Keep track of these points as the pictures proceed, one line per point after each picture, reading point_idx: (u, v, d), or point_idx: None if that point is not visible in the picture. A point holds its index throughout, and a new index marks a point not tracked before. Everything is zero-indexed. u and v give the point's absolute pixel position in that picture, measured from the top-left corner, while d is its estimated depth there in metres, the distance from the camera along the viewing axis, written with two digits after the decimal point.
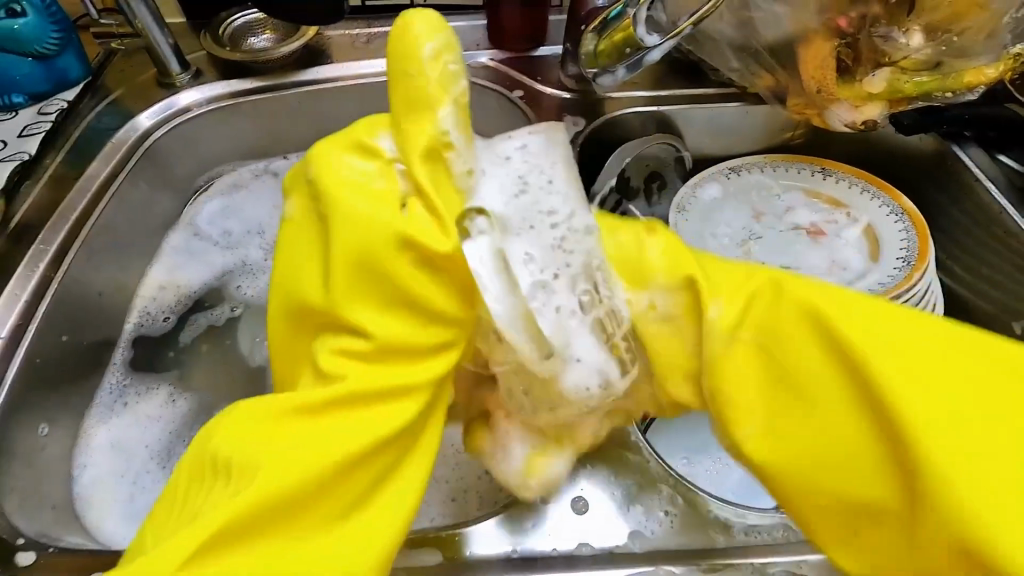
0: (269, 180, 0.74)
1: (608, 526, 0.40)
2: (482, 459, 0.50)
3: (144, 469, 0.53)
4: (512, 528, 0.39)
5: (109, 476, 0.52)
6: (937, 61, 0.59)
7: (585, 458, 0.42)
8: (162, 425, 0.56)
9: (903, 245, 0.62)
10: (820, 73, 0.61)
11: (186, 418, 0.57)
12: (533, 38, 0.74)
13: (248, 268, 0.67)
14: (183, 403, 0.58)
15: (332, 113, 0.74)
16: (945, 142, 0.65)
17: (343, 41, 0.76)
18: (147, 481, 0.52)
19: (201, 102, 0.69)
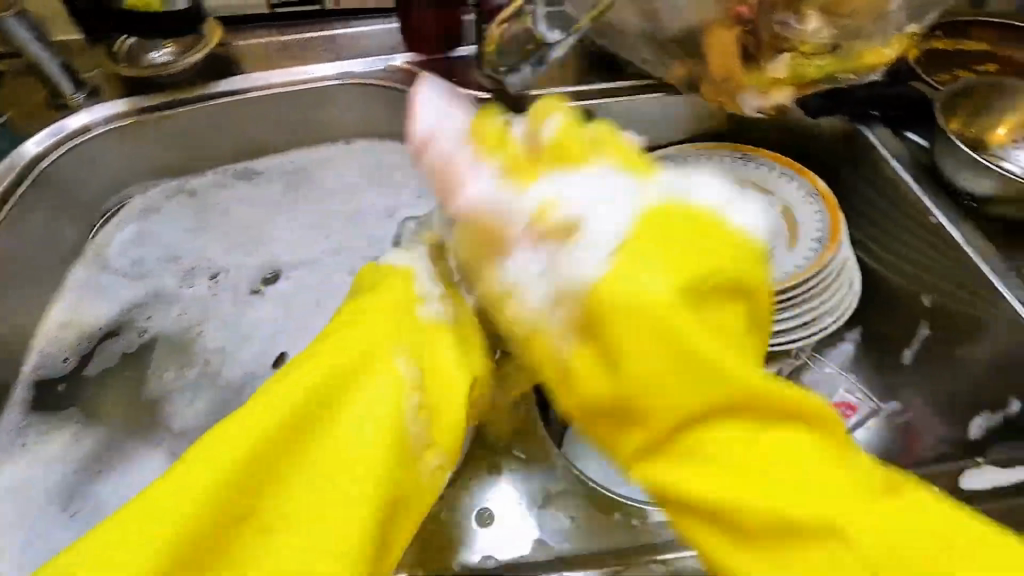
0: (184, 202, 0.71)
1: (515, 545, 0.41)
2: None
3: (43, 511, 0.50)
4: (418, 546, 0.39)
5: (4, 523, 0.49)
6: (837, 44, 0.60)
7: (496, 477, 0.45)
8: (63, 468, 0.53)
9: (819, 226, 0.62)
10: (726, 60, 0.61)
11: (89, 462, 0.53)
12: (448, 40, 0.73)
13: (158, 294, 0.64)
14: (87, 446, 0.54)
15: (247, 126, 0.72)
16: (853, 122, 0.66)
17: (252, 51, 0.74)
18: (42, 524, 0.49)
19: (102, 121, 0.66)
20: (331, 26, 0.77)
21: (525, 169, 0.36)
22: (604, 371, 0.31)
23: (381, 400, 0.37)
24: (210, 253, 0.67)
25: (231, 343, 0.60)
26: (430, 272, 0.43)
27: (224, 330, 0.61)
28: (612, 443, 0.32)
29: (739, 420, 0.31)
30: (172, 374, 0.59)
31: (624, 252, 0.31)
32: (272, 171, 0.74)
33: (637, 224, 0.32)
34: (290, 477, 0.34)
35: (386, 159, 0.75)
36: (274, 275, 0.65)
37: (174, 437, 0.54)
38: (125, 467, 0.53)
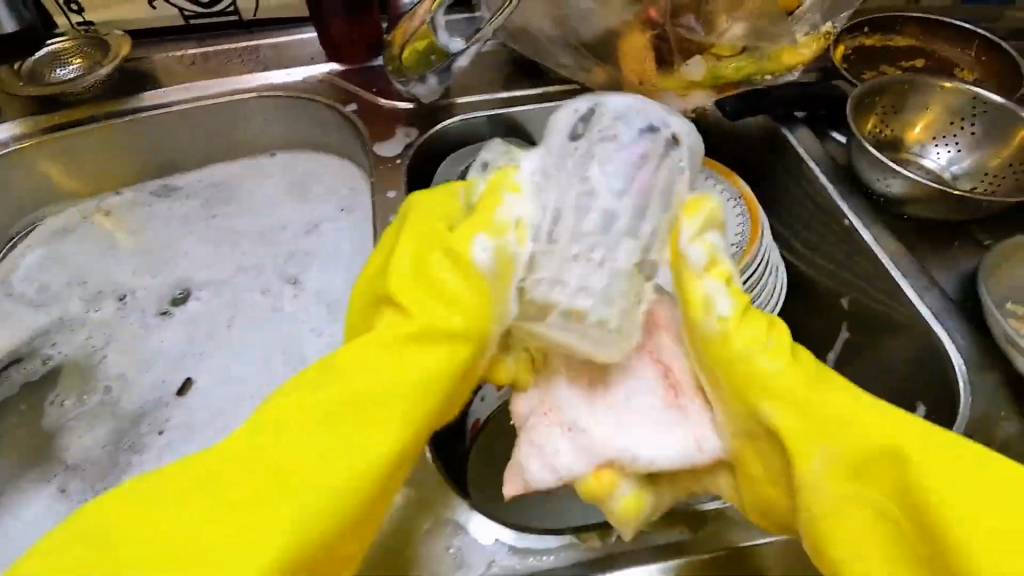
0: (97, 222, 0.69)
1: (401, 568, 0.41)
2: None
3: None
4: None
5: None
6: (746, 46, 0.60)
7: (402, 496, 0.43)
8: None
9: (740, 229, 0.62)
10: (638, 65, 0.60)
11: None
12: (367, 49, 0.71)
13: (62, 320, 0.61)
14: None
15: (164, 143, 0.70)
16: (775, 123, 0.64)
17: (167, 65, 0.72)
18: None
19: (9, 140, 0.65)
20: (250, 37, 0.75)
21: (507, 231, 0.37)
22: (807, 451, 0.34)
23: (374, 390, 0.34)
24: (114, 274, 0.65)
25: (139, 370, 0.59)
26: (529, 219, 0.37)
27: (134, 355, 0.59)
28: (811, 502, 0.33)
29: (862, 476, 0.33)
30: (71, 405, 0.57)
31: (734, 318, 0.36)
32: (190, 187, 0.72)
33: (726, 295, 0.37)
34: (263, 447, 0.32)
35: (309, 171, 0.73)
36: (184, 295, 0.64)
37: (68, 471, 0.54)
38: (15, 505, 0.52)
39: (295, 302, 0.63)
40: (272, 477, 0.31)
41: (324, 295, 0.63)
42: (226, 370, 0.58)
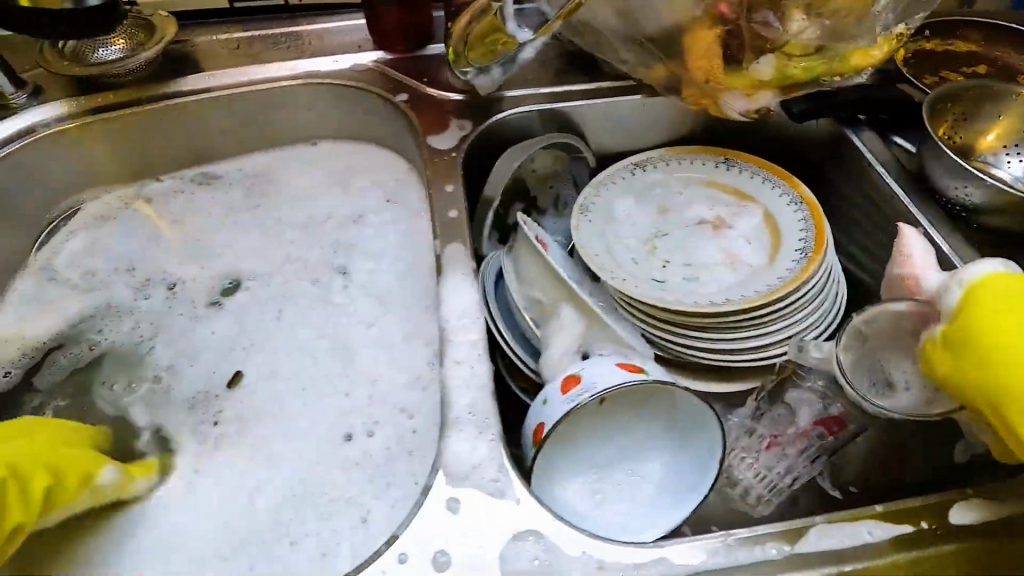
0: (137, 209, 0.67)
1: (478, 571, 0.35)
2: (360, 506, 0.46)
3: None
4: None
5: None
6: (821, 45, 0.56)
7: (481, 496, 0.37)
8: None
9: (801, 236, 0.61)
10: (707, 62, 0.58)
11: None
12: (416, 39, 0.69)
13: (107, 308, 0.60)
14: None
15: (204, 128, 0.68)
16: (840, 126, 0.64)
17: (210, 49, 0.70)
18: None
19: (47, 123, 0.62)
20: (295, 23, 0.73)
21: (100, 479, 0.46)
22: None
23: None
24: (162, 262, 0.63)
25: (195, 362, 0.57)
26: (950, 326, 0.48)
27: (181, 346, 0.58)
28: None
29: None
30: (116, 395, 0.55)
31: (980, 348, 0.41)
32: (231, 175, 0.70)
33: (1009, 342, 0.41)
34: None
35: (355, 162, 0.71)
36: (234, 284, 0.62)
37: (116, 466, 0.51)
38: None
39: (344, 293, 0.60)
40: None
41: (373, 287, 0.61)
42: (275, 364, 0.56)
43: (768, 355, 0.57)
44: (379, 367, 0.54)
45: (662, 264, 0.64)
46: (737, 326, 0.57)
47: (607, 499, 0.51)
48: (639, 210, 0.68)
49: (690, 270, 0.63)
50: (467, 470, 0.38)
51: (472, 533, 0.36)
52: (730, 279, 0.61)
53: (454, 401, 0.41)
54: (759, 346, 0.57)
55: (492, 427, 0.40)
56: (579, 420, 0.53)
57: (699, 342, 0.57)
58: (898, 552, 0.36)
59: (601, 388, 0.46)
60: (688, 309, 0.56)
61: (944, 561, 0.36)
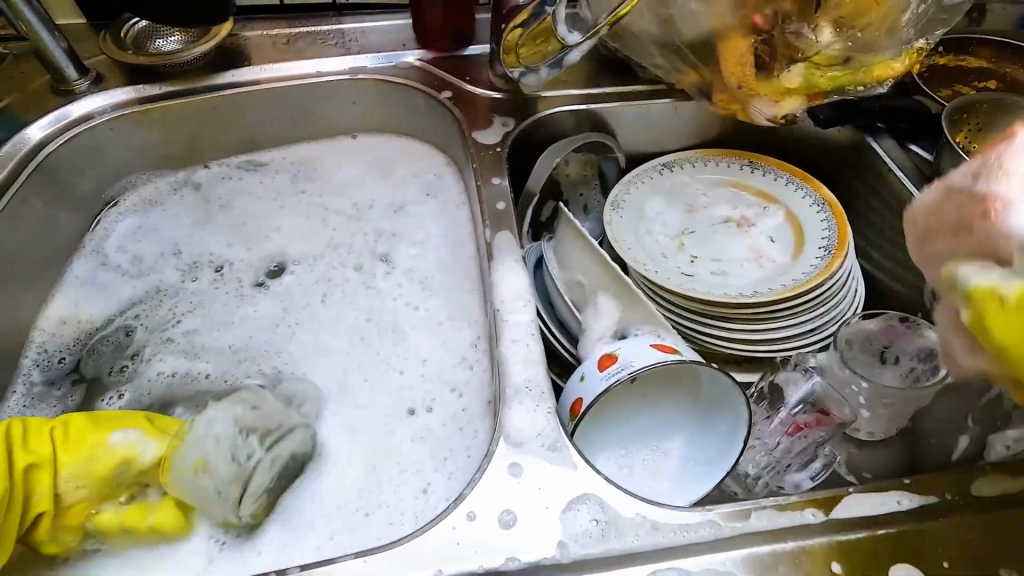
0: (185, 194, 0.69)
1: (539, 534, 0.37)
2: (424, 467, 0.49)
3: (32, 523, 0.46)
4: (446, 539, 0.37)
5: None
6: (848, 56, 0.60)
7: (543, 460, 0.40)
8: None
9: (826, 233, 0.64)
10: (740, 69, 0.61)
11: None
12: (458, 39, 0.73)
13: (157, 291, 0.61)
14: None
15: (251, 119, 0.71)
16: (860, 134, 0.67)
17: (259, 43, 0.73)
18: None
19: (106, 109, 0.64)
20: (340, 20, 0.76)
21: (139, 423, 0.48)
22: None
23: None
24: (206, 245, 0.65)
25: (249, 340, 0.59)
26: None
27: (235, 330, 0.60)
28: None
29: None
30: (171, 369, 0.57)
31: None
32: (274, 164, 0.73)
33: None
34: None
35: (395, 156, 0.74)
36: (279, 268, 0.64)
37: None
38: None
39: (388, 280, 0.63)
40: None
41: (416, 275, 0.63)
42: (323, 346, 0.58)
43: (794, 344, 0.61)
44: (425, 348, 0.57)
45: (690, 259, 0.67)
46: (765, 318, 0.60)
47: (632, 473, 0.52)
48: (668, 208, 0.71)
49: (718, 266, 0.66)
50: (526, 437, 0.41)
51: (527, 501, 0.39)
52: (756, 275, 0.65)
53: (512, 375, 0.45)
54: (784, 336, 0.60)
55: (548, 399, 0.43)
56: (611, 407, 0.54)
57: (728, 332, 0.60)
58: (926, 519, 0.39)
59: (638, 366, 0.48)
60: (720, 299, 0.59)
61: (967, 527, 0.39)
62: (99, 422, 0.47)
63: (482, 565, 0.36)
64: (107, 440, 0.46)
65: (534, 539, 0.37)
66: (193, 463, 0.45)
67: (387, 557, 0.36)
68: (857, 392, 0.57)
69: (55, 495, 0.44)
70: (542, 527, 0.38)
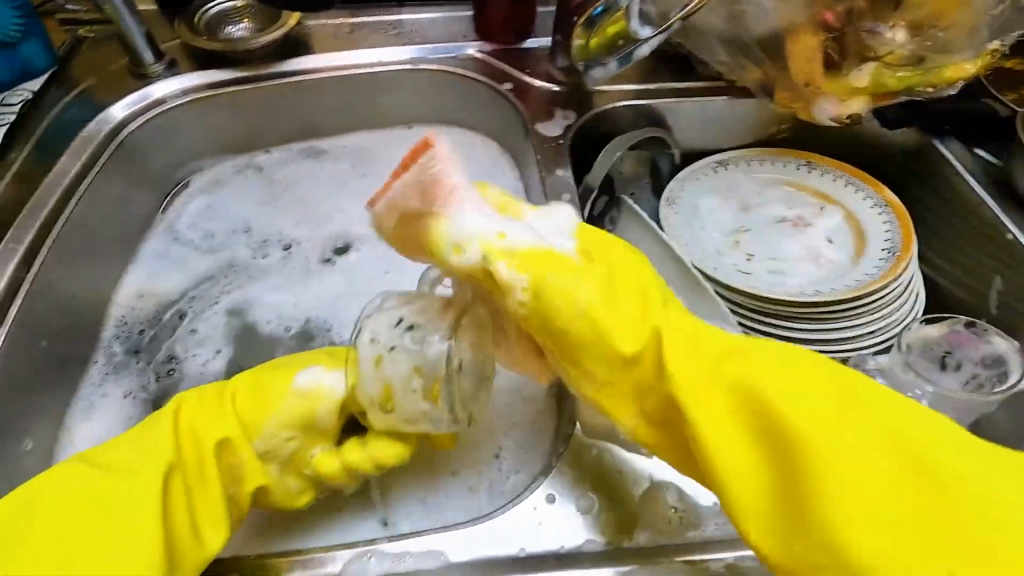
0: (249, 177, 0.71)
1: (620, 517, 0.38)
2: (494, 440, 0.49)
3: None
4: (528, 519, 0.38)
5: None
6: (921, 57, 0.59)
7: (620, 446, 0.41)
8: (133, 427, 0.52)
9: (888, 236, 0.64)
10: (808, 67, 0.61)
11: None
12: (518, 31, 0.73)
13: (230, 266, 0.64)
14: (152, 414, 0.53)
15: (314, 106, 0.72)
16: (925, 136, 0.67)
17: (323, 32, 0.74)
18: None
19: (178, 93, 0.66)
20: (401, 11, 0.77)
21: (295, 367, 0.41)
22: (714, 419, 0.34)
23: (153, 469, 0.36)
24: (277, 224, 0.67)
25: (317, 312, 0.61)
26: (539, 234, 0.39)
27: (307, 302, 0.62)
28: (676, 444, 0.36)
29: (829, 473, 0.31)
30: (240, 347, 0.59)
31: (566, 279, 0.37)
32: (333, 151, 0.74)
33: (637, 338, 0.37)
34: (111, 509, 0.34)
35: (452, 146, 0.75)
36: (345, 246, 0.66)
37: None
38: None
39: None
40: (121, 530, 0.34)
41: None
42: None
43: (857, 345, 0.60)
44: None
45: (745, 257, 0.67)
46: (827, 317, 0.59)
47: None
48: (723, 206, 0.71)
49: (773, 265, 0.66)
50: (601, 425, 0.42)
51: (605, 487, 0.39)
52: (814, 275, 0.64)
53: None
54: (845, 337, 0.60)
55: None
56: None
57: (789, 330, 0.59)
58: None
59: None
60: (782, 298, 0.59)
61: None
62: (251, 382, 0.41)
63: (565, 546, 0.37)
64: (292, 385, 0.40)
65: (615, 523, 0.38)
66: (378, 382, 0.39)
67: (474, 532, 0.37)
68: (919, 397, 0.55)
69: (258, 458, 0.39)
70: (622, 511, 0.38)
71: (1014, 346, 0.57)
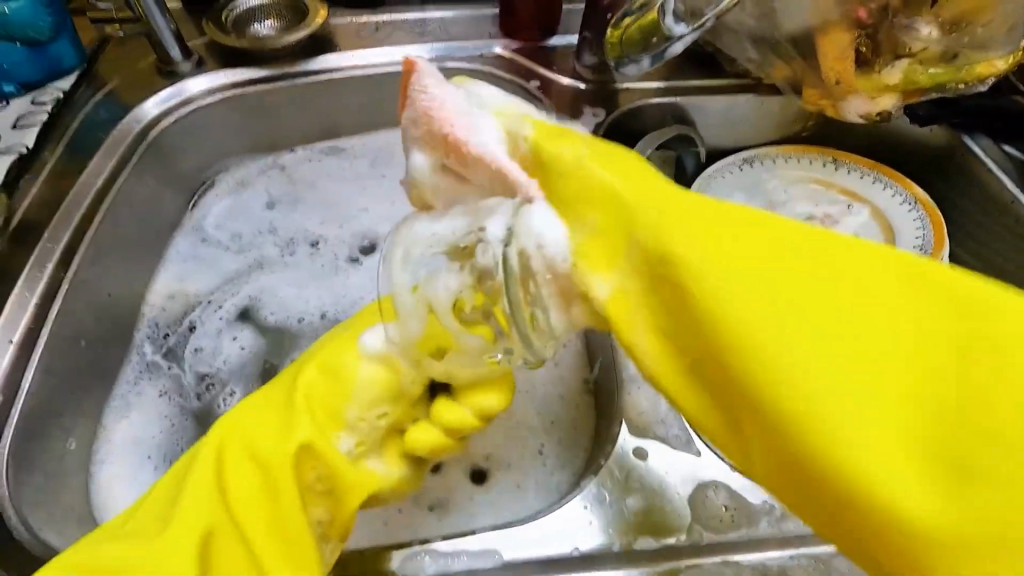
0: (274, 176, 0.71)
1: (670, 517, 0.39)
2: (535, 439, 0.49)
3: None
4: (577, 518, 0.39)
5: (125, 474, 0.49)
6: (955, 53, 0.58)
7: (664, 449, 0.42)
8: (169, 425, 0.52)
9: (919, 235, 0.64)
10: (840, 64, 0.61)
11: (192, 424, 0.53)
12: (544, 28, 0.73)
13: (258, 265, 0.64)
14: (189, 416, 0.53)
15: (339, 104, 0.72)
16: (955, 133, 0.67)
17: (348, 30, 0.73)
18: (160, 482, 0.49)
19: (206, 92, 0.65)
20: (425, 8, 0.76)
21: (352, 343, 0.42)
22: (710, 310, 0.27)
23: (242, 467, 0.38)
24: (300, 221, 0.67)
25: (332, 306, 0.62)
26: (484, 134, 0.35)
27: (322, 297, 0.62)
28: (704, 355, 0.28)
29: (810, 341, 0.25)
30: (272, 345, 0.59)
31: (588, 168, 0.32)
32: (358, 149, 0.74)
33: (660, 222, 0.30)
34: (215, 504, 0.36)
35: None
36: (370, 246, 0.66)
37: None
38: None
39: None
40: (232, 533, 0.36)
41: None
42: None
43: None
44: None
45: None
46: None
47: None
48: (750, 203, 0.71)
49: None
50: (648, 424, 0.43)
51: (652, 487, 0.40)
52: None
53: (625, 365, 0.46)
54: None
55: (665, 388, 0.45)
56: None
57: None
58: None
59: None
60: None
61: None
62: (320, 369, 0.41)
63: (615, 545, 0.38)
64: (360, 351, 0.41)
65: (665, 523, 0.39)
66: (419, 320, 0.37)
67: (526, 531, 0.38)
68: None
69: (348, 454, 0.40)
70: (675, 511, 0.39)
71: None
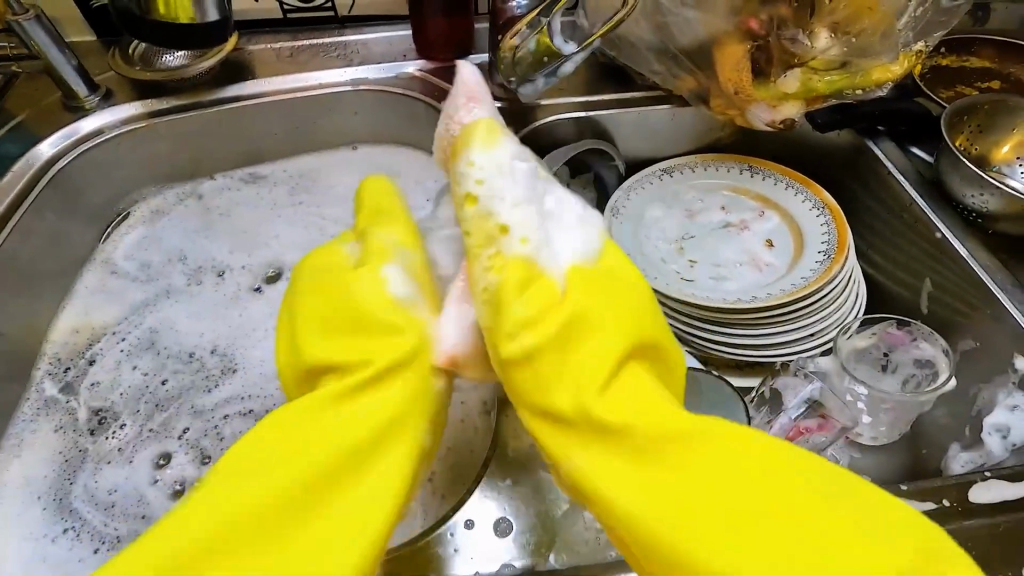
0: (190, 205, 0.70)
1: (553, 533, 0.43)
2: None
3: (40, 536, 0.48)
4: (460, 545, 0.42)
5: (10, 513, 0.49)
6: (844, 61, 0.60)
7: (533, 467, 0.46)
8: (60, 464, 0.52)
9: (825, 239, 0.64)
10: (736, 75, 0.62)
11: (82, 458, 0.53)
12: (458, 48, 0.74)
13: (165, 293, 0.63)
14: (82, 452, 0.53)
15: (255, 131, 0.71)
16: (860, 137, 0.67)
17: (264, 55, 0.73)
18: (42, 522, 0.49)
19: (115, 123, 0.65)
20: (343, 32, 0.77)
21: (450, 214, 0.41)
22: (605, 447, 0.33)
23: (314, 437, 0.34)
24: (210, 250, 0.67)
25: (223, 340, 0.60)
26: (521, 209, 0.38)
27: (218, 328, 0.61)
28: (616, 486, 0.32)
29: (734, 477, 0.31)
30: (170, 377, 0.58)
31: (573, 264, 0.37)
32: (276, 175, 0.73)
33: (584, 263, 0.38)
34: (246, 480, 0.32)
35: (395, 164, 0.75)
36: (277, 272, 0.66)
37: (169, 440, 0.54)
38: (121, 464, 0.52)
39: None
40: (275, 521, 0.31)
41: None
42: None
43: (797, 351, 0.59)
44: None
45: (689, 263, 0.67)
46: (767, 324, 0.59)
47: None
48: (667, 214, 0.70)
49: (716, 271, 0.66)
50: (528, 448, 0.47)
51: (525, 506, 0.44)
52: (754, 280, 0.64)
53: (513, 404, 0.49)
54: (786, 342, 0.59)
55: None
56: None
57: (729, 340, 0.59)
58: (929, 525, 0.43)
59: None
60: (724, 305, 0.58)
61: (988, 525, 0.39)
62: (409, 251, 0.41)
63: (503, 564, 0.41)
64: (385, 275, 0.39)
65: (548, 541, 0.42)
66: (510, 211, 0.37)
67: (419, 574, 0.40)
68: (855, 401, 0.56)
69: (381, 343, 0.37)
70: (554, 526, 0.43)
71: (941, 348, 0.56)
